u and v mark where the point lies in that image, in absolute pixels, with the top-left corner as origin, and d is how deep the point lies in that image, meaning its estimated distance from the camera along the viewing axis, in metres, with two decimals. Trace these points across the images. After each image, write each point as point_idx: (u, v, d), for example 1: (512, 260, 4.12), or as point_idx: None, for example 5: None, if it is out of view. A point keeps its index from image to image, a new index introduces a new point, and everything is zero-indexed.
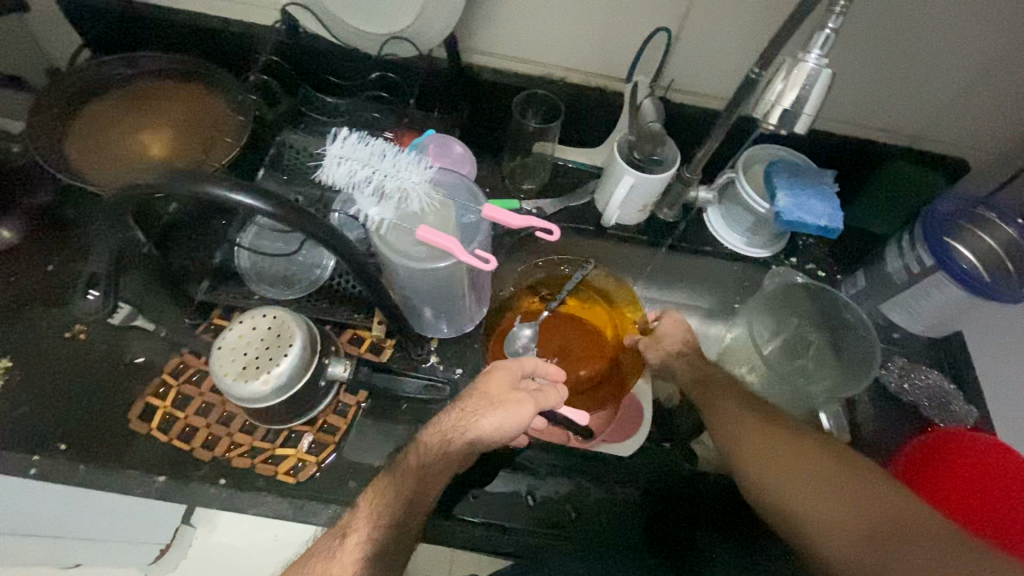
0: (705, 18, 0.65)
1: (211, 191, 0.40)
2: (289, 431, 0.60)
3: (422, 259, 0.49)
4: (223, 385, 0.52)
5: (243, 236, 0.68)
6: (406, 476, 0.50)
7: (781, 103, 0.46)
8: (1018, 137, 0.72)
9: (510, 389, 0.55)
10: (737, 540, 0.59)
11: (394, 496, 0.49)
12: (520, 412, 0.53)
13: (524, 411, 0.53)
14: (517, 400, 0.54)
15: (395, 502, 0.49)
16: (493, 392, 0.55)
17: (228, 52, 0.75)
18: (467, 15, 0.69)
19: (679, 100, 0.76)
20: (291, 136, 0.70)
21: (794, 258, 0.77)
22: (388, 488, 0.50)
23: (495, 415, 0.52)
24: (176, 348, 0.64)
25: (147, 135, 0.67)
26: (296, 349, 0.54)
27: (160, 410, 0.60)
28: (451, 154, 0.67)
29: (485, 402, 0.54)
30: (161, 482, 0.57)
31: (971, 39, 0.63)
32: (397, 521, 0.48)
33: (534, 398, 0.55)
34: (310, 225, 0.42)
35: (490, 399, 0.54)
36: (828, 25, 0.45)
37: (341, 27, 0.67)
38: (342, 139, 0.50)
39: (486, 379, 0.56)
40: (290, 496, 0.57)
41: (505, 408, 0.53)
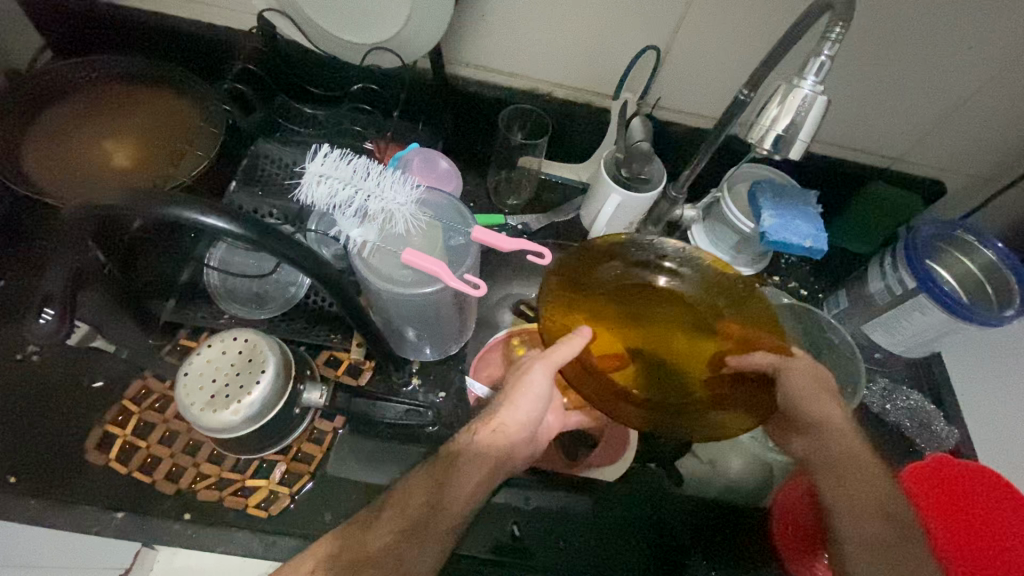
0: (694, 39, 0.64)
1: (175, 214, 0.37)
2: (261, 461, 0.56)
3: (408, 284, 0.46)
4: (189, 416, 0.49)
5: (213, 254, 0.65)
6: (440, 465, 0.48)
7: (775, 128, 0.46)
8: (993, 161, 0.74)
9: (518, 372, 0.53)
10: (722, 563, 0.60)
11: (418, 508, 0.46)
12: (530, 381, 0.51)
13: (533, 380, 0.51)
14: (524, 374, 0.52)
15: (421, 498, 0.46)
16: (507, 390, 0.53)
17: (201, 58, 0.71)
18: (452, 27, 0.67)
19: (666, 118, 0.75)
20: (265, 146, 0.66)
21: (776, 277, 0.78)
22: (421, 482, 0.47)
23: (512, 405, 0.51)
24: (139, 371, 0.60)
25: (112, 144, 0.63)
26: (268, 376, 0.50)
27: (120, 440, 0.56)
28: (437, 170, 0.64)
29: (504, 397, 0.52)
30: (119, 519, 0.53)
31: (952, 67, 0.64)
32: (433, 501, 0.46)
33: (542, 357, 0.52)
34: (286, 249, 0.40)
35: (506, 396, 0.52)
36: (824, 52, 0.44)
37: (322, 36, 0.64)
38: (323, 156, 0.47)
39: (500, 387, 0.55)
40: (262, 531, 0.54)
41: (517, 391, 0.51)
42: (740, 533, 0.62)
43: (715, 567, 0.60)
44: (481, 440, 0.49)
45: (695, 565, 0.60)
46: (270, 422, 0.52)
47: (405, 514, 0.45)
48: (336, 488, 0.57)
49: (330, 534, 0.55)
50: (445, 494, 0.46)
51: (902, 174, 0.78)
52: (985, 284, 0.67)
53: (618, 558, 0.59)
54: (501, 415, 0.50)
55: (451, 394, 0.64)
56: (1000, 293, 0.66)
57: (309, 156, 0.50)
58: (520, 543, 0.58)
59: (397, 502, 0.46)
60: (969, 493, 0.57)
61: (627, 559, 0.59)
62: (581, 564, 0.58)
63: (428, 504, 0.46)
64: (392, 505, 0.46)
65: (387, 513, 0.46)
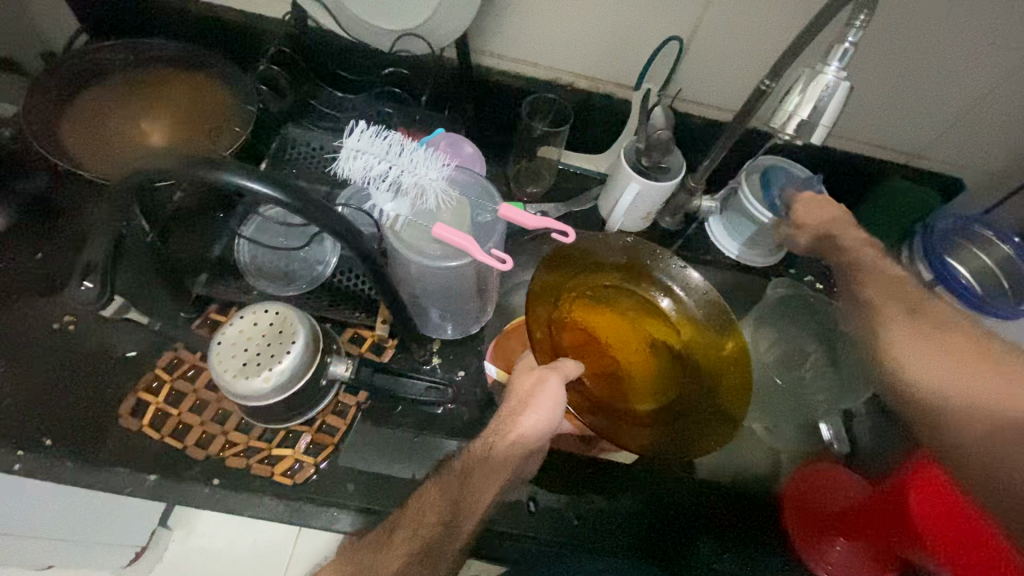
0: (717, 31, 0.65)
1: (222, 178, 0.39)
2: (287, 431, 0.58)
3: (437, 258, 0.48)
4: (222, 381, 0.51)
5: (244, 230, 0.66)
6: (451, 479, 0.50)
7: (798, 114, 0.47)
8: (1013, 159, 0.74)
9: (531, 371, 0.52)
10: (737, 547, 0.60)
11: (430, 527, 0.48)
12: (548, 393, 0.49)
13: (551, 383, 0.50)
14: (540, 379, 0.50)
15: (434, 515, 0.48)
16: (521, 390, 0.51)
17: (233, 42, 0.73)
18: (479, 15, 0.68)
19: (686, 110, 0.76)
20: (293, 131, 0.70)
21: (794, 269, 0.78)
22: (432, 494, 0.50)
23: (530, 411, 0.49)
24: (170, 342, 0.62)
25: (150, 123, 0.65)
26: (299, 346, 0.52)
27: (152, 406, 0.58)
28: (461, 154, 0.66)
29: (516, 398, 0.50)
30: (152, 481, 0.55)
31: (974, 62, 0.64)
32: (444, 518, 0.48)
33: (556, 369, 0.51)
34: (324, 218, 0.41)
35: (519, 399, 0.50)
36: (848, 40, 0.45)
37: (353, 23, 0.66)
38: (358, 132, 0.48)
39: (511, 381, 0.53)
40: (287, 498, 0.56)
41: (531, 389, 0.50)
42: (753, 517, 0.63)
43: (727, 549, 0.60)
44: (500, 447, 0.48)
45: (705, 548, 0.60)
46: (298, 391, 0.54)
47: (418, 533, 0.48)
48: (359, 459, 0.59)
49: (353, 503, 0.56)
50: (457, 509, 0.48)
51: (920, 170, 0.78)
52: (1002, 278, 0.68)
53: (628, 537, 0.60)
54: (520, 416, 0.49)
55: (470, 374, 0.65)
56: (1016, 287, 0.66)
57: (344, 132, 0.51)
58: (535, 520, 0.59)
59: (407, 522, 0.49)
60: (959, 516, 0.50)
61: (643, 539, 0.60)
62: (593, 541, 0.59)
63: (438, 522, 0.48)
64: (404, 523, 0.49)
65: (399, 533, 0.49)
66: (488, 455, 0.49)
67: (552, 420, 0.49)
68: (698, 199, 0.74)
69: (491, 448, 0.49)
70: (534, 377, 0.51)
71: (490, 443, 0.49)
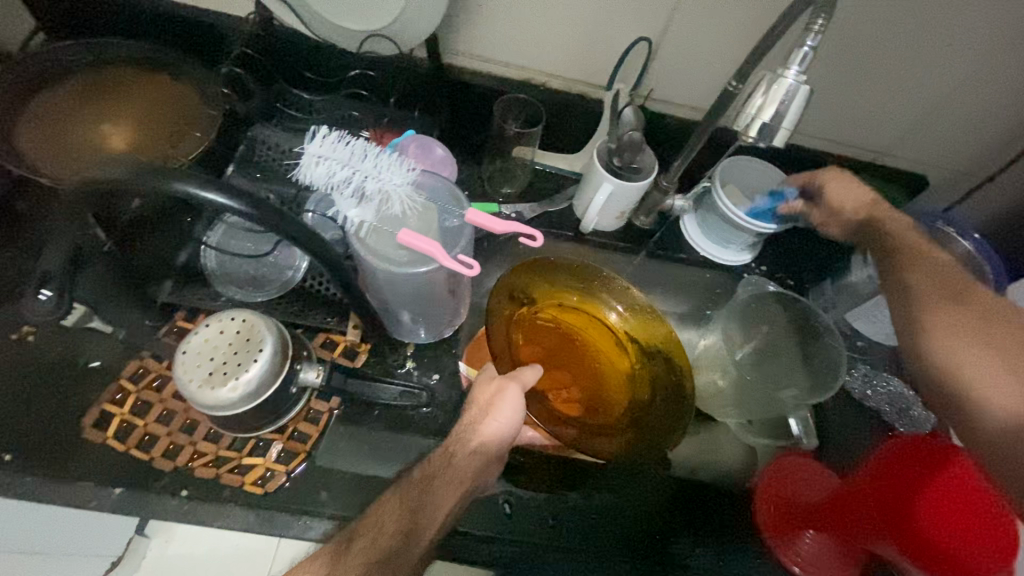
0: (685, 31, 0.66)
1: (179, 188, 0.38)
2: (257, 439, 0.58)
3: (404, 265, 0.48)
4: (187, 392, 0.50)
5: (211, 235, 0.65)
6: (413, 488, 0.50)
7: (760, 117, 0.47)
8: (974, 157, 0.76)
9: (492, 380, 0.57)
10: (708, 542, 0.61)
11: (392, 537, 0.47)
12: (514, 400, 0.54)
13: (508, 395, 0.55)
14: (501, 387, 0.55)
15: (394, 524, 0.48)
16: (483, 399, 0.55)
17: (197, 41, 0.71)
18: (448, 14, 0.68)
19: (657, 110, 0.77)
20: (263, 132, 0.68)
21: (764, 267, 0.80)
22: (392, 504, 0.49)
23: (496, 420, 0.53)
24: (135, 351, 0.61)
25: (109, 125, 0.63)
26: (266, 354, 0.51)
27: (117, 418, 0.57)
28: (432, 157, 0.66)
29: (477, 406, 0.55)
30: (117, 494, 0.54)
31: (934, 63, 0.65)
32: (405, 525, 0.47)
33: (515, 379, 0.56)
34: (287, 226, 0.41)
35: (482, 406, 0.55)
36: (807, 43, 0.46)
37: (320, 23, 0.65)
38: (321, 138, 0.48)
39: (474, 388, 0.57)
40: (258, 507, 0.55)
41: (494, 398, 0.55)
42: (726, 512, 0.64)
43: (701, 544, 0.61)
44: (462, 454, 0.52)
45: (682, 545, 0.61)
46: (268, 399, 0.53)
47: (377, 541, 0.47)
48: (332, 467, 0.58)
49: (326, 510, 0.56)
50: (417, 519, 0.48)
51: (886, 167, 0.80)
52: None
53: (605, 534, 0.60)
54: (482, 423, 0.54)
55: (445, 377, 0.65)
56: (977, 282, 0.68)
57: (308, 138, 0.51)
58: (510, 522, 0.59)
59: (368, 529, 0.48)
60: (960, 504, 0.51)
61: (617, 537, 0.60)
62: (570, 540, 0.59)
63: (401, 531, 0.47)
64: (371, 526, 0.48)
65: (358, 542, 0.47)
66: (450, 462, 0.52)
67: (511, 425, 0.54)
68: (670, 199, 0.74)
69: (453, 455, 0.52)
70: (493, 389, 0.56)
71: (451, 451, 0.52)
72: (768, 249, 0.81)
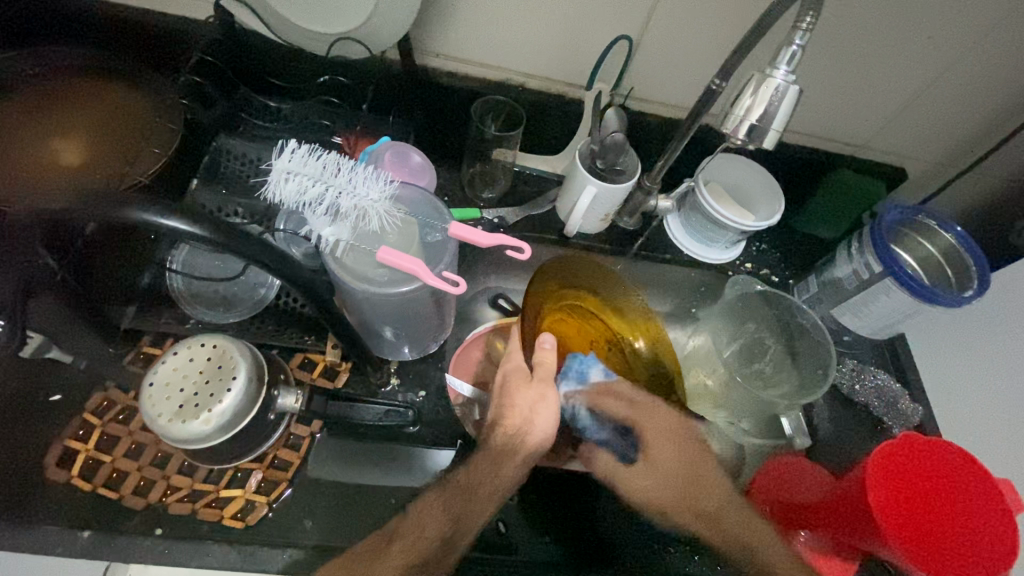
0: (666, 28, 0.64)
1: (133, 215, 0.35)
2: (235, 470, 0.54)
3: (383, 284, 0.46)
4: (156, 427, 0.47)
5: (175, 256, 0.62)
6: (456, 491, 0.49)
7: (749, 118, 0.46)
8: (952, 148, 0.76)
9: (530, 385, 0.53)
10: (708, 550, 0.60)
11: (429, 542, 0.46)
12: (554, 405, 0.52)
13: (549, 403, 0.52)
14: (541, 394, 0.52)
15: (434, 529, 0.46)
16: (520, 404, 0.52)
17: (152, 47, 0.67)
18: (420, 14, 0.65)
19: (638, 108, 0.75)
20: (228, 142, 0.64)
21: (750, 264, 0.79)
22: (433, 507, 0.48)
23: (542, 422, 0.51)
24: (99, 382, 0.57)
25: (58, 142, 0.58)
26: (240, 382, 0.48)
27: (81, 455, 0.53)
28: (409, 164, 0.63)
29: (519, 414, 0.52)
30: (85, 538, 0.50)
31: (914, 56, 0.65)
32: (444, 532, 0.46)
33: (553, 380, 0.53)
34: (254, 250, 0.38)
35: (521, 414, 0.52)
36: (796, 42, 0.45)
37: (286, 25, 0.61)
38: (290, 153, 0.46)
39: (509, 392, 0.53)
40: (238, 543, 0.52)
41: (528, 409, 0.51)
42: None
43: (697, 552, 0.60)
44: (509, 464, 0.50)
45: (677, 555, 0.60)
46: (244, 429, 0.50)
47: (416, 546, 0.45)
48: (317, 494, 0.55)
49: (312, 541, 0.53)
50: (459, 525, 0.47)
51: (866, 161, 0.80)
52: (945, 265, 0.70)
53: (601, 547, 0.59)
54: (525, 438, 0.51)
55: (432, 392, 0.63)
56: (960, 275, 0.68)
57: (276, 153, 0.48)
58: (505, 541, 0.57)
59: (406, 533, 0.46)
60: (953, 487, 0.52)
61: (613, 550, 0.59)
62: (567, 555, 0.58)
63: (439, 537, 0.46)
64: (401, 534, 0.46)
65: (397, 544, 0.45)
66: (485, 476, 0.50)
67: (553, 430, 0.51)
68: (654, 199, 0.72)
69: (500, 465, 0.50)
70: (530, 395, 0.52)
71: (498, 460, 0.50)
72: (752, 246, 0.81)
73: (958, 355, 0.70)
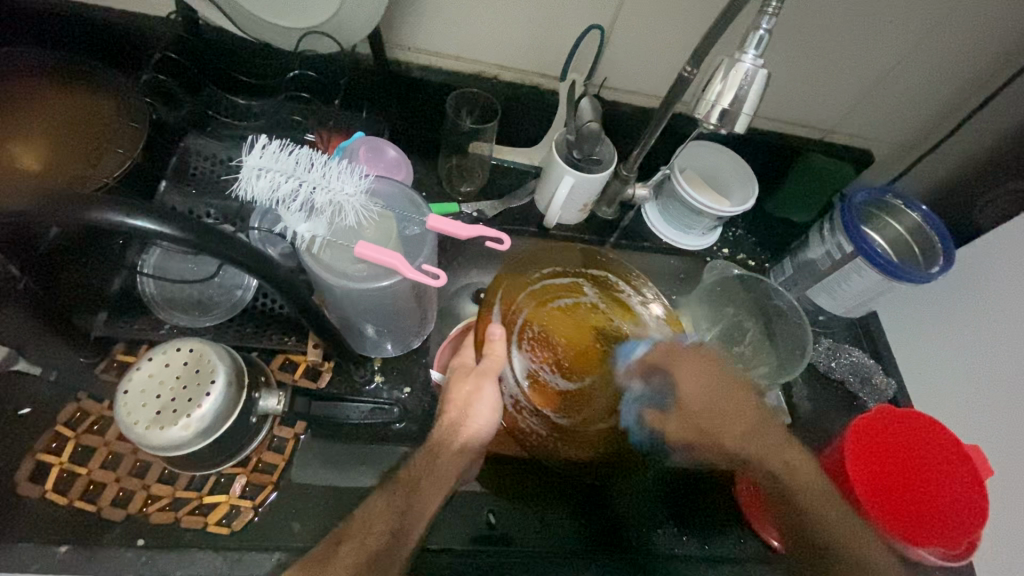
0: (637, 16, 0.64)
1: (94, 216, 0.34)
2: (218, 477, 0.53)
3: (362, 279, 0.45)
4: (132, 435, 0.46)
5: (146, 260, 0.61)
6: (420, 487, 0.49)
7: (720, 103, 0.47)
8: (916, 129, 0.78)
9: (466, 377, 0.55)
10: (695, 530, 0.61)
11: (379, 536, 0.46)
12: (484, 398, 0.53)
13: (484, 392, 0.53)
14: (476, 386, 0.54)
15: (382, 523, 0.46)
16: (454, 397, 0.54)
17: (110, 45, 0.64)
18: (390, 7, 0.64)
19: (613, 98, 0.75)
20: (196, 141, 0.62)
21: (727, 249, 0.81)
22: (382, 505, 0.48)
23: (479, 414, 0.53)
24: (72, 392, 0.55)
25: (13, 146, 0.56)
26: (219, 385, 0.48)
27: (56, 468, 0.51)
28: (384, 160, 0.63)
29: (455, 407, 0.53)
30: (62, 553, 0.48)
31: (877, 40, 0.67)
32: (394, 526, 0.46)
33: (488, 373, 0.54)
34: (226, 248, 0.37)
35: (455, 408, 0.53)
36: (762, 26, 0.46)
37: (252, 20, 0.60)
38: (260, 149, 0.45)
39: (449, 386, 0.55)
40: (224, 549, 0.50)
41: (460, 408, 0.53)
42: (709, 498, 0.63)
43: (685, 533, 0.61)
44: (446, 455, 0.51)
45: (665, 536, 0.60)
46: (226, 433, 0.49)
47: (365, 544, 0.45)
48: (304, 495, 0.55)
49: (300, 542, 0.52)
50: (407, 517, 0.47)
51: (835, 145, 0.82)
52: (912, 243, 0.72)
53: (591, 533, 0.59)
54: (464, 425, 0.52)
55: (417, 389, 0.62)
56: (926, 252, 0.70)
57: (245, 149, 0.48)
58: (494, 532, 0.57)
59: (355, 533, 0.46)
60: (924, 453, 0.55)
61: (603, 533, 0.59)
62: (558, 543, 0.58)
63: (389, 532, 0.46)
64: (350, 535, 0.46)
65: (347, 544, 0.45)
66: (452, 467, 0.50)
67: (489, 425, 0.53)
68: (632, 188, 0.73)
69: (436, 456, 0.51)
70: (468, 381, 0.54)
71: (435, 452, 0.51)
72: (728, 231, 0.82)
73: (926, 330, 0.72)
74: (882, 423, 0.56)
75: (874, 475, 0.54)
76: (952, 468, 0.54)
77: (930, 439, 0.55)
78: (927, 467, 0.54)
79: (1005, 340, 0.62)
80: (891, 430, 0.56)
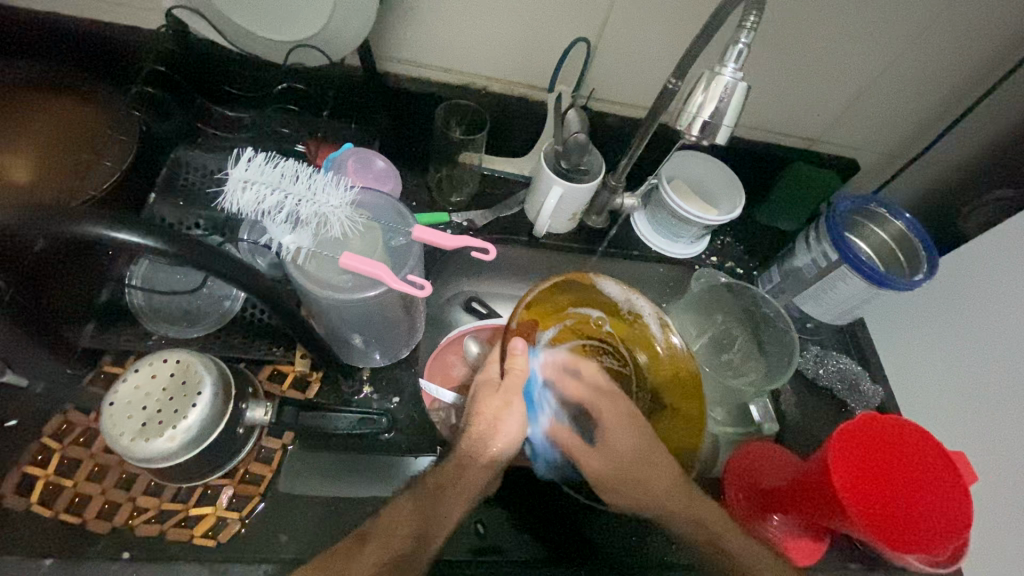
0: (622, 30, 0.65)
1: (79, 229, 0.34)
2: (205, 487, 0.53)
3: (349, 289, 0.46)
4: (118, 447, 0.46)
5: (135, 271, 0.60)
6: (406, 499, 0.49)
7: (701, 115, 0.48)
8: (899, 139, 0.80)
9: (495, 393, 0.54)
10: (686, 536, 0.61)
11: (405, 538, 0.46)
12: (516, 412, 0.53)
13: (515, 411, 0.53)
14: (505, 402, 0.53)
15: (406, 527, 0.47)
16: (487, 412, 0.53)
17: (101, 59, 0.65)
18: (378, 21, 0.65)
19: (601, 109, 0.76)
20: (186, 153, 0.63)
21: (715, 257, 0.81)
22: (407, 508, 0.48)
23: (510, 427, 0.52)
24: (57, 405, 0.55)
25: (3, 157, 0.56)
26: (205, 397, 0.48)
27: (41, 481, 0.51)
28: (373, 170, 0.63)
29: (483, 421, 0.53)
30: (46, 567, 0.48)
31: (858, 52, 0.68)
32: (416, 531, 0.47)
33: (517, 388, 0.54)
34: (210, 260, 0.38)
35: (487, 422, 0.52)
36: (741, 40, 0.47)
37: (242, 34, 0.60)
38: (247, 162, 0.45)
39: (477, 403, 0.54)
40: (211, 562, 0.50)
41: (487, 428, 0.52)
42: None
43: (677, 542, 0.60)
44: (473, 468, 0.51)
45: (657, 542, 0.60)
46: (212, 445, 0.49)
47: (367, 554, 0.45)
48: (292, 505, 0.54)
49: (287, 554, 0.52)
50: (431, 524, 0.47)
51: (821, 154, 0.83)
52: (897, 251, 0.72)
53: (581, 543, 0.58)
54: (494, 437, 0.51)
55: (406, 399, 0.62)
56: (910, 260, 0.71)
57: (233, 162, 0.48)
58: (484, 543, 0.56)
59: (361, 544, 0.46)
60: (911, 456, 0.55)
61: (596, 539, 0.59)
62: (548, 552, 0.57)
63: (392, 546, 0.46)
64: (378, 533, 0.46)
65: (375, 542, 0.46)
66: (440, 478, 0.50)
67: (518, 438, 0.52)
68: (620, 197, 0.73)
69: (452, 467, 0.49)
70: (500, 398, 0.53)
71: (465, 463, 0.51)
72: (717, 240, 0.83)
73: (910, 338, 0.73)
74: (870, 429, 0.56)
75: (861, 481, 0.54)
76: (936, 472, 0.54)
77: (916, 443, 0.55)
78: (914, 472, 0.54)
79: (990, 347, 0.63)
80: (878, 437, 0.55)
